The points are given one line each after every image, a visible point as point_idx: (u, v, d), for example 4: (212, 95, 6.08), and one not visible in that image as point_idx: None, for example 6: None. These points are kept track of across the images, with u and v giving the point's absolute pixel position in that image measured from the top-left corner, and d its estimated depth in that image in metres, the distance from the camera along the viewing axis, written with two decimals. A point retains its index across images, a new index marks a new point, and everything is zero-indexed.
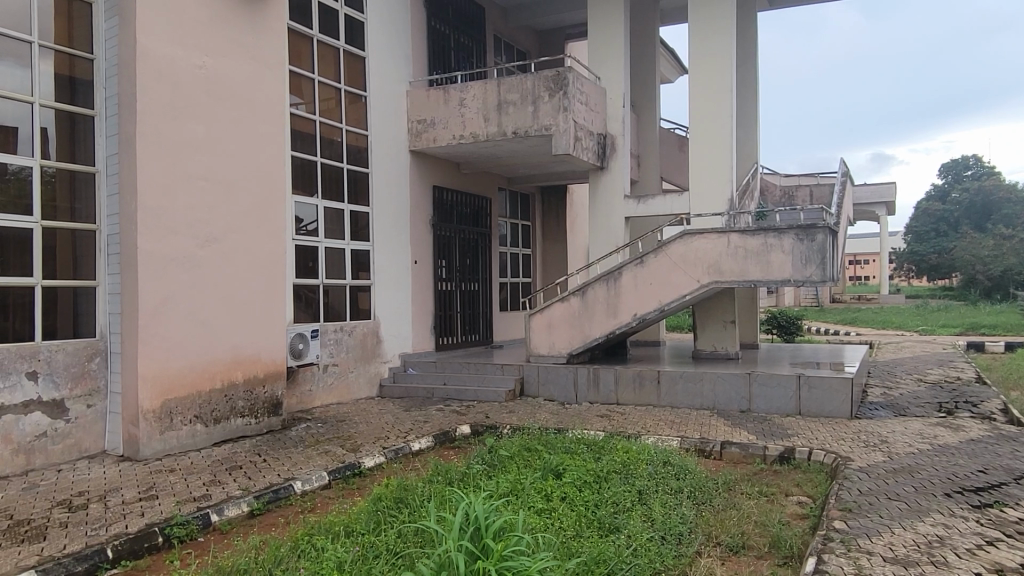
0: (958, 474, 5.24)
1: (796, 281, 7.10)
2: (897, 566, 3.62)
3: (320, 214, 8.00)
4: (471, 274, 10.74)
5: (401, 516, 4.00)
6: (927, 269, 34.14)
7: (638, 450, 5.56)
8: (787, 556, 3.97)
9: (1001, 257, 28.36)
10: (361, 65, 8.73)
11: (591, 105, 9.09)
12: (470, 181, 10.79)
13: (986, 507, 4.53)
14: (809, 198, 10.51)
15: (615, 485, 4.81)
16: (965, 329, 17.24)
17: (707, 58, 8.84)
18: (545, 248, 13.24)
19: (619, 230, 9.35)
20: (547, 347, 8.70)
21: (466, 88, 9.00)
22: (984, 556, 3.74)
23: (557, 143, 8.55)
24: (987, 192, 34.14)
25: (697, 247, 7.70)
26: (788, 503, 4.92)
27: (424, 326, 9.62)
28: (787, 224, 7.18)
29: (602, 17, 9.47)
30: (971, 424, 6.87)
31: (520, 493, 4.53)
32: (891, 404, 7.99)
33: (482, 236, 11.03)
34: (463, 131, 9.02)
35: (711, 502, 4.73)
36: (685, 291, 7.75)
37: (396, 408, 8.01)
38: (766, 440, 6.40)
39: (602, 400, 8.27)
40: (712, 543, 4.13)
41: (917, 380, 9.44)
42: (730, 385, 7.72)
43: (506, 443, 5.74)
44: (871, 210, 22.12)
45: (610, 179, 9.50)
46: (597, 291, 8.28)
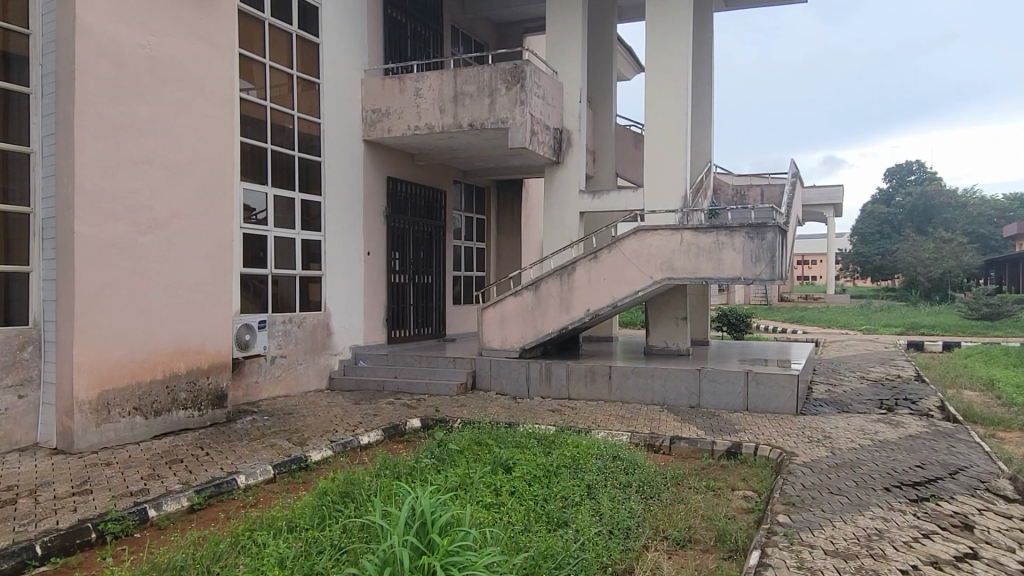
0: (896, 468, 5.39)
1: (746, 279, 7.20)
2: (837, 558, 3.69)
3: (269, 203, 7.80)
4: (424, 267, 10.64)
5: (346, 511, 3.91)
6: (871, 270, 35.18)
7: (588, 445, 5.57)
8: (732, 549, 4.02)
9: (940, 260, 29.39)
10: (314, 51, 8.53)
11: (548, 100, 9.06)
12: (425, 173, 10.68)
13: (923, 501, 4.66)
14: (760, 198, 10.69)
15: (564, 479, 4.80)
16: (906, 329, 17.84)
17: (663, 56, 8.90)
18: (500, 242, 13.19)
19: (574, 224, 9.37)
20: (499, 340, 8.68)
21: (422, 77, 8.89)
22: (920, 549, 3.85)
23: (513, 137, 8.51)
24: (929, 198, 35.47)
25: (650, 244, 7.75)
26: (734, 497, 4.99)
27: (375, 318, 9.49)
28: (738, 223, 7.28)
29: (560, 11, 9.44)
30: (910, 421, 7.07)
31: (468, 487, 4.50)
32: (835, 401, 8.19)
33: (436, 229, 10.94)
34: (418, 122, 8.91)
35: (659, 496, 4.76)
36: (638, 286, 7.80)
37: (346, 401, 7.89)
38: (715, 435, 6.48)
39: (554, 395, 8.28)
40: (658, 537, 4.17)
41: (860, 377, 9.70)
42: (680, 380, 7.81)
43: (455, 436, 5.70)
44: (819, 211, 22.73)
45: (565, 174, 9.50)
46: (551, 285, 8.28)
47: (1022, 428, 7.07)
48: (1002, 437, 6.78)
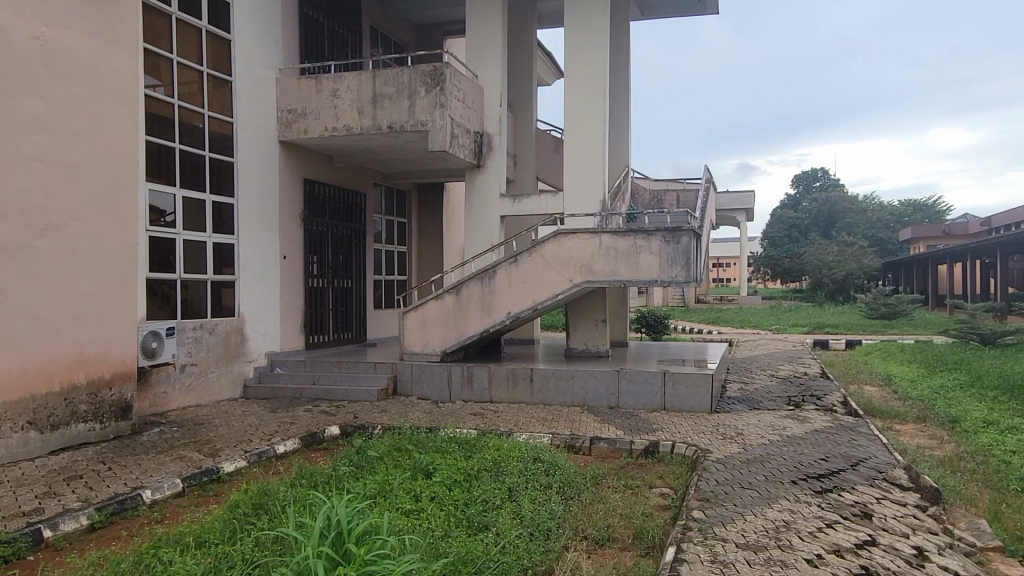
0: (803, 462, 5.64)
1: (663, 281, 7.39)
2: (748, 551, 3.82)
3: (178, 205, 7.49)
4: (344, 271, 10.44)
5: (259, 523, 3.78)
6: (780, 272, 36.77)
7: (509, 447, 5.59)
8: (649, 546, 4.10)
9: (843, 262, 31.02)
10: (226, 48, 8.25)
11: (468, 103, 9.06)
12: (344, 175, 10.49)
13: (826, 492, 4.90)
14: (675, 202, 11.00)
15: (485, 483, 4.79)
16: (812, 328, 18.77)
17: (581, 62, 9.04)
18: (422, 245, 13.08)
19: (495, 228, 9.40)
20: (420, 345, 8.60)
21: (339, 78, 8.74)
22: (824, 538, 4.03)
23: (433, 140, 8.46)
24: (832, 203, 37.14)
25: (569, 247, 7.84)
26: (652, 494, 5.10)
27: (293, 324, 9.24)
28: (655, 227, 7.46)
29: (480, 15, 9.45)
30: (815, 416, 7.42)
31: (388, 494, 4.43)
32: (747, 398, 8.51)
33: (356, 232, 10.76)
34: (336, 123, 8.75)
35: (579, 496, 4.82)
36: (558, 289, 7.89)
37: (262, 409, 7.65)
38: (633, 434, 6.61)
39: (475, 398, 8.28)
40: (579, 537, 4.22)
41: (770, 375, 10.11)
42: (600, 381, 7.93)
43: (375, 443, 5.61)
44: (731, 216, 23.67)
45: (486, 178, 9.51)
46: (472, 289, 8.26)
47: (916, 420, 7.52)
48: (898, 429, 7.20)
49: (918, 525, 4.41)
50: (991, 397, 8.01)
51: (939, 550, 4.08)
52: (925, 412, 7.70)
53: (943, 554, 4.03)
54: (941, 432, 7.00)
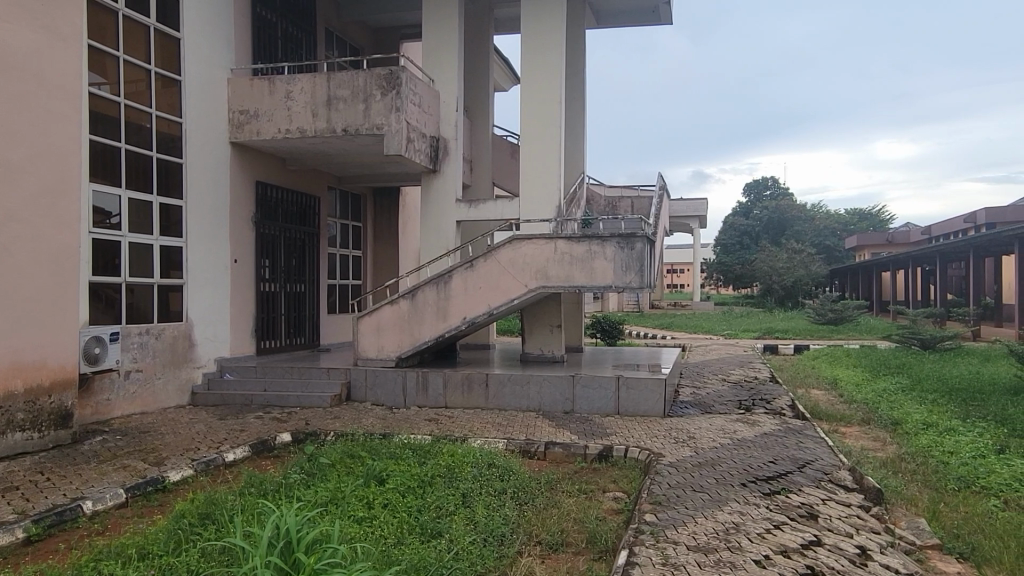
0: (752, 465, 5.75)
1: (617, 286, 7.47)
2: (698, 553, 3.88)
3: (123, 207, 7.28)
4: (296, 275, 10.28)
5: (205, 533, 3.68)
6: (732, 278, 37.51)
7: (464, 453, 5.57)
8: (601, 550, 4.13)
9: (793, 269, 31.79)
10: (175, 46, 8.07)
11: (424, 108, 9.02)
12: (297, 178, 10.33)
13: (775, 494, 5.00)
14: (629, 209, 11.13)
15: (439, 489, 4.76)
16: (762, 333, 19.20)
17: (537, 69, 9.09)
18: (376, 250, 12.97)
19: (450, 232, 9.37)
20: (374, 350, 8.51)
21: (293, 80, 8.62)
22: (771, 539, 4.12)
23: (388, 144, 8.40)
24: (783, 211, 37.89)
25: (524, 252, 7.86)
26: (605, 498, 5.14)
27: (243, 329, 9.06)
28: (610, 233, 7.54)
29: (436, 19, 9.43)
30: (765, 419, 7.58)
31: (340, 502, 4.37)
32: (699, 402, 8.65)
33: (309, 236, 10.61)
34: (289, 125, 8.62)
35: (533, 501, 4.83)
36: (514, 294, 7.90)
37: (210, 417, 7.47)
38: (588, 439, 6.66)
39: (430, 404, 8.23)
40: (532, 542, 4.22)
41: (721, 380, 10.30)
42: (555, 387, 7.97)
43: (326, 450, 5.52)
44: (685, 223, 24.06)
45: (442, 183, 9.48)
46: (427, 294, 8.22)
47: (861, 423, 7.75)
48: (844, 432, 7.40)
49: (862, 525, 4.54)
50: (930, 400, 8.30)
51: (881, 549, 4.20)
52: (869, 415, 7.92)
53: (885, 552, 4.15)
54: (884, 434, 7.22)
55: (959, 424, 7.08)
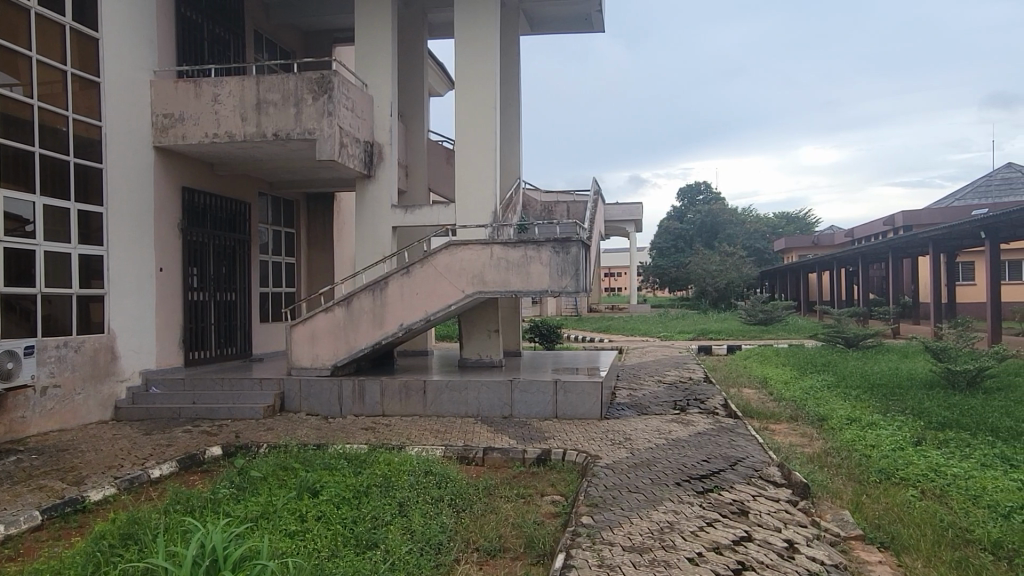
0: (686, 464, 5.85)
1: (553, 291, 7.52)
2: (633, 553, 3.93)
3: (38, 213, 6.95)
4: (226, 284, 10.00)
5: (127, 554, 3.53)
6: (668, 281, 38.26)
7: (400, 461, 5.51)
8: (539, 554, 4.14)
9: (726, 271, 32.64)
10: (93, 47, 7.75)
11: (357, 113, 8.91)
12: (226, 184, 10.05)
13: (707, 492, 5.12)
14: (565, 214, 11.25)
15: (374, 499, 4.69)
16: (696, 334, 19.65)
17: (472, 74, 9.10)
18: (311, 256, 12.73)
19: (386, 239, 9.27)
20: (309, 359, 8.34)
21: (220, 83, 8.39)
22: (704, 536, 4.21)
23: (321, 149, 8.26)
24: (715, 215, 38.71)
25: (460, 258, 7.84)
26: (543, 502, 5.16)
27: (170, 340, 8.75)
28: (545, 237, 7.58)
29: (368, 23, 9.32)
30: (698, 419, 7.75)
31: (271, 516, 4.26)
32: (635, 404, 8.78)
33: (240, 243, 10.33)
34: (216, 129, 8.39)
35: (471, 508, 4.81)
36: (450, 301, 7.87)
37: (135, 432, 7.19)
38: (526, 443, 6.68)
39: (367, 413, 8.13)
40: (470, 549, 4.20)
41: (657, 381, 10.48)
42: (493, 392, 7.97)
43: (258, 463, 5.38)
44: (621, 227, 24.43)
45: (376, 188, 9.38)
46: (362, 301, 8.10)
47: (789, 420, 8.01)
48: (773, 429, 7.62)
49: (789, 519, 4.68)
50: (854, 396, 8.63)
51: (808, 542, 4.34)
52: (797, 412, 8.18)
53: (811, 545, 4.29)
54: (811, 430, 7.47)
55: (880, 419, 7.38)
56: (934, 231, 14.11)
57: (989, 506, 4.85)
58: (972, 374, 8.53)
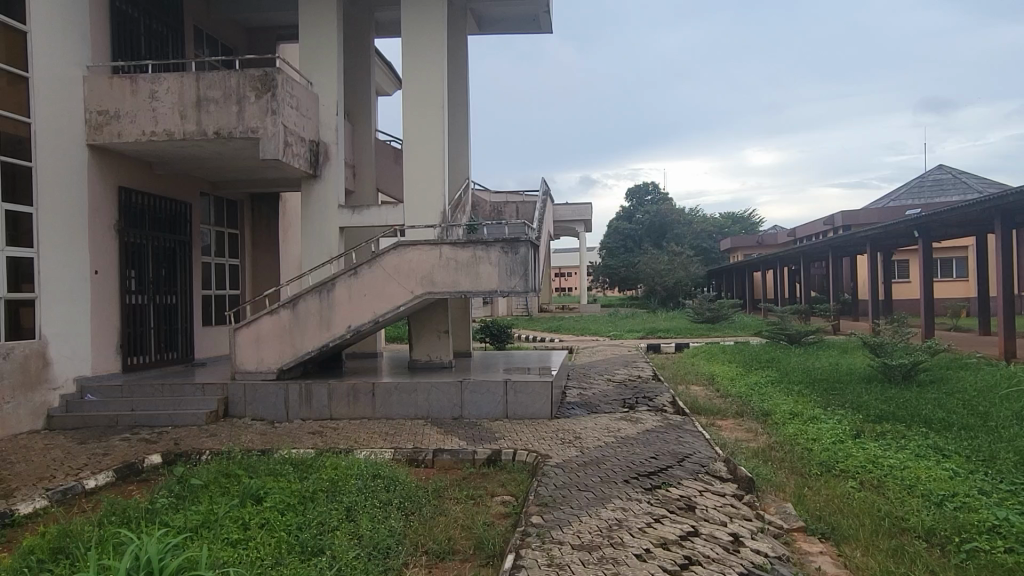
0: (635, 461, 5.91)
1: (502, 291, 7.52)
2: (582, 552, 3.94)
3: None
4: (167, 286, 9.71)
5: (57, 570, 3.39)
6: (618, 281, 38.68)
7: (347, 465, 5.42)
8: (489, 555, 4.12)
9: (674, 270, 33.16)
10: (20, 40, 7.43)
11: (302, 111, 8.75)
12: (166, 183, 9.76)
13: (655, 488, 5.18)
14: (514, 215, 11.26)
15: (320, 505, 4.60)
16: (645, 333, 19.92)
17: (420, 73, 9.02)
18: (255, 258, 12.45)
19: (333, 239, 9.13)
20: (254, 363, 8.14)
21: (158, 79, 8.14)
22: (652, 533, 4.26)
23: (264, 148, 8.09)
24: (663, 215, 39.27)
25: (409, 259, 7.77)
26: (493, 503, 5.14)
27: (107, 346, 8.45)
28: (493, 238, 7.58)
29: (313, 20, 9.15)
30: (647, 416, 7.84)
31: (212, 525, 4.14)
32: (585, 403, 8.83)
33: (181, 244, 10.04)
34: (155, 127, 8.14)
35: (420, 511, 4.76)
36: (399, 302, 7.79)
37: (69, 441, 6.92)
38: (476, 444, 6.66)
39: (314, 417, 7.99)
40: (419, 552, 4.16)
41: (607, 380, 10.57)
42: (443, 394, 7.92)
43: (199, 471, 5.23)
44: (570, 227, 24.60)
45: (323, 188, 9.23)
46: (309, 303, 7.95)
47: (735, 415, 8.17)
48: (720, 425, 7.76)
49: (735, 513, 4.76)
50: (796, 391, 8.85)
51: (752, 535, 4.43)
52: (742, 408, 8.35)
53: (756, 538, 4.38)
54: (756, 425, 7.64)
55: (821, 413, 7.60)
56: (871, 230, 14.59)
57: (923, 495, 5.03)
58: (907, 367, 8.84)
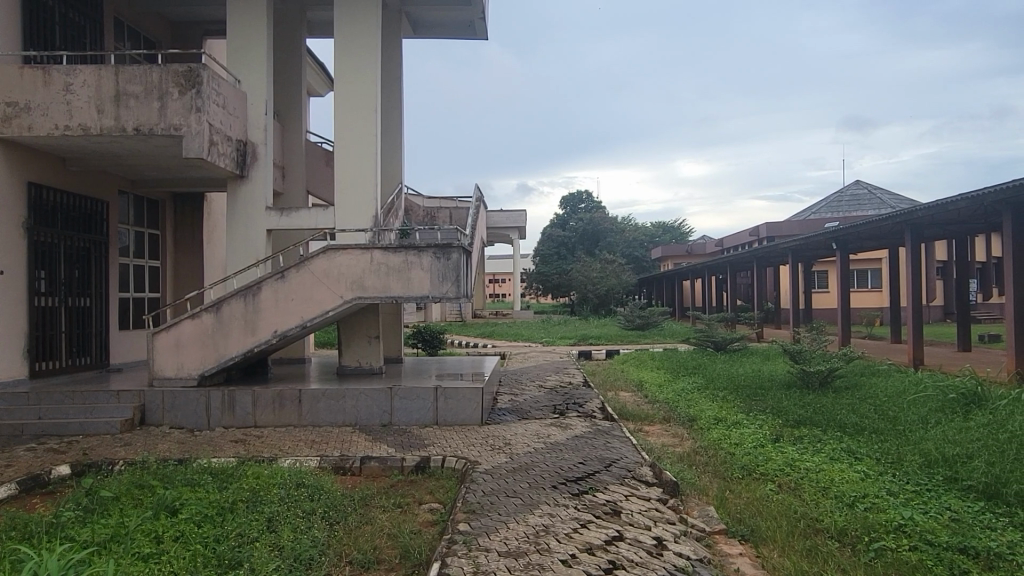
0: (563, 467, 5.96)
1: (434, 296, 7.48)
2: (508, 558, 3.94)
3: None
4: (80, 288, 9.26)
5: None
6: (551, 288, 39.03)
7: (270, 474, 5.27)
8: (415, 564, 4.07)
9: (606, 278, 33.68)
10: None
11: (229, 109, 8.50)
12: (80, 180, 9.32)
13: (583, 494, 5.22)
14: (448, 220, 11.22)
15: (239, 516, 4.45)
16: (578, 339, 20.17)
17: (353, 75, 8.90)
18: (177, 259, 12.01)
19: (260, 242, 8.89)
20: (173, 368, 7.84)
21: (73, 71, 7.76)
22: (577, 538, 4.29)
23: (188, 146, 7.84)
24: (596, 223, 39.86)
25: (339, 263, 7.64)
26: (420, 511, 5.09)
27: (14, 350, 8.00)
28: (426, 243, 7.53)
29: (242, 16, 8.91)
30: (576, 422, 7.92)
31: (122, 539, 3.97)
32: (516, 409, 8.85)
33: (96, 245, 9.61)
34: (68, 121, 7.76)
35: (345, 520, 4.66)
36: (328, 307, 7.64)
37: None
38: (404, 451, 6.58)
39: (237, 424, 7.75)
40: (343, 562, 4.08)
41: (538, 386, 10.64)
42: (372, 400, 7.80)
43: (110, 482, 4.99)
44: (504, 233, 24.74)
45: (250, 189, 8.99)
46: (233, 307, 7.71)
47: (662, 421, 8.34)
48: (647, 431, 7.90)
49: (658, 517, 4.85)
50: (721, 397, 9.11)
51: (675, 538, 4.51)
52: (669, 414, 8.53)
53: (679, 541, 4.46)
54: (682, 430, 7.82)
55: (743, 418, 7.84)
56: (792, 242, 15.17)
57: (836, 496, 5.24)
58: (824, 373, 9.22)
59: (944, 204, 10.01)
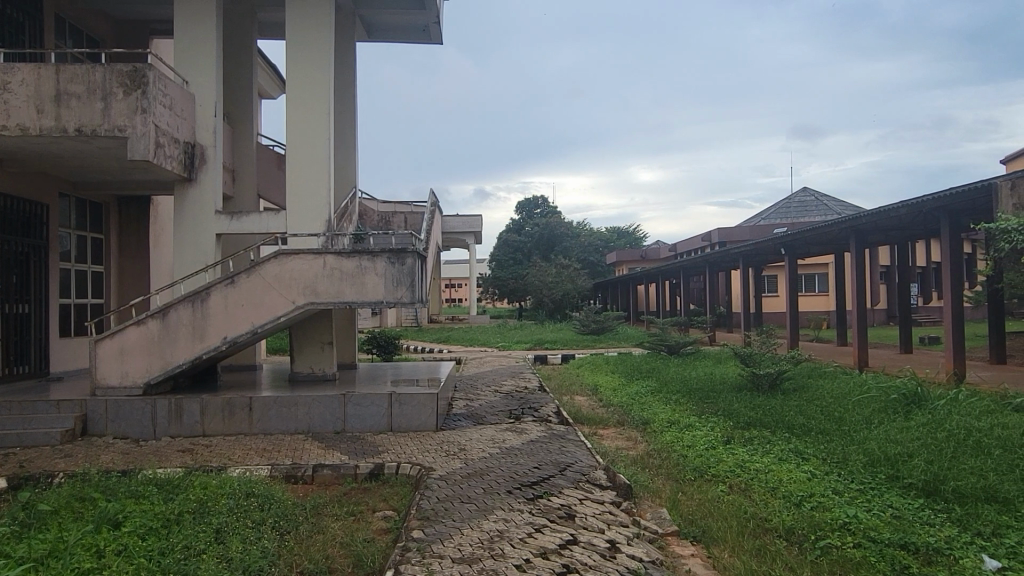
0: (518, 472, 5.96)
1: (388, 302, 7.42)
2: (462, 564, 3.93)
3: None
4: (18, 294, 8.93)
5: None
6: (507, 293, 39.07)
7: (219, 484, 5.15)
8: (368, 572, 4.02)
9: (561, 283, 33.85)
10: None
11: (177, 111, 8.31)
12: (18, 182, 8.99)
13: (537, 498, 5.24)
14: (403, 225, 11.15)
15: (186, 528, 4.34)
16: (533, 343, 20.23)
17: (305, 77, 8.78)
18: (122, 264, 11.66)
19: (209, 247, 8.70)
20: (117, 377, 7.60)
21: (11, 69, 7.49)
22: (532, 543, 4.30)
23: (133, 148, 7.63)
24: (552, 228, 40.09)
25: (291, 268, 7.52)
26: (373, 518, 5.03)
27: None
28: (380, 248, 7.48)
29: (190, 15, 8.71)
30: (531, 427, 7.94)
31: (61, 554, 3.83)
32: (471, 414, 8.83)
33: (36, 249, 9.29)
34: (6, 121, 7.47)
35: (296, 529, 4.59)
36: (279, 312, 7.51)
37: None
38: (358, 458, 6.50)
39: (184, 434, 7.56)
40: (293, 572, 4.01)
41: (494, 391, 10.63)
42: (325, 407, 7.69)
43: (48, 496, 4.81)
44: (459, 238, 24.72)
45: (198, 193, 8.79)
46: (181, 313, 7.52)
47: (616, 424, 8.42)
48: (601, 434, 7.96)
49: (612, 520, 4.88)
50: (673, 400, 9.23)
51: (628, 540, 4.55)
52: (623, 417, 8.61)
53: (631, 544, 4.50)
54: (635, 433, 7.90)
55: (696, 420, 7.96)
56: (741, 247, 15.50)
57: (784, 496, 5.35)
58: (773, 375, 9.42)
59: (886, 211, 10.35)
